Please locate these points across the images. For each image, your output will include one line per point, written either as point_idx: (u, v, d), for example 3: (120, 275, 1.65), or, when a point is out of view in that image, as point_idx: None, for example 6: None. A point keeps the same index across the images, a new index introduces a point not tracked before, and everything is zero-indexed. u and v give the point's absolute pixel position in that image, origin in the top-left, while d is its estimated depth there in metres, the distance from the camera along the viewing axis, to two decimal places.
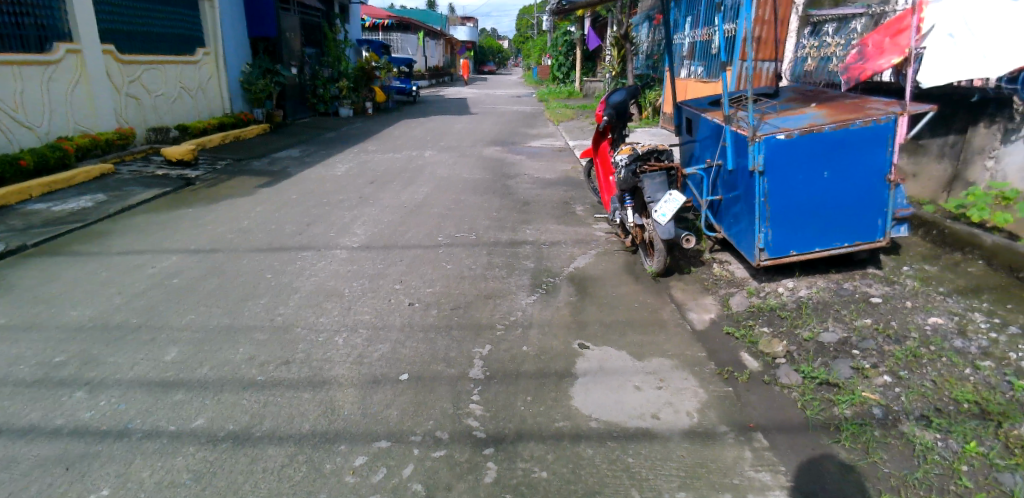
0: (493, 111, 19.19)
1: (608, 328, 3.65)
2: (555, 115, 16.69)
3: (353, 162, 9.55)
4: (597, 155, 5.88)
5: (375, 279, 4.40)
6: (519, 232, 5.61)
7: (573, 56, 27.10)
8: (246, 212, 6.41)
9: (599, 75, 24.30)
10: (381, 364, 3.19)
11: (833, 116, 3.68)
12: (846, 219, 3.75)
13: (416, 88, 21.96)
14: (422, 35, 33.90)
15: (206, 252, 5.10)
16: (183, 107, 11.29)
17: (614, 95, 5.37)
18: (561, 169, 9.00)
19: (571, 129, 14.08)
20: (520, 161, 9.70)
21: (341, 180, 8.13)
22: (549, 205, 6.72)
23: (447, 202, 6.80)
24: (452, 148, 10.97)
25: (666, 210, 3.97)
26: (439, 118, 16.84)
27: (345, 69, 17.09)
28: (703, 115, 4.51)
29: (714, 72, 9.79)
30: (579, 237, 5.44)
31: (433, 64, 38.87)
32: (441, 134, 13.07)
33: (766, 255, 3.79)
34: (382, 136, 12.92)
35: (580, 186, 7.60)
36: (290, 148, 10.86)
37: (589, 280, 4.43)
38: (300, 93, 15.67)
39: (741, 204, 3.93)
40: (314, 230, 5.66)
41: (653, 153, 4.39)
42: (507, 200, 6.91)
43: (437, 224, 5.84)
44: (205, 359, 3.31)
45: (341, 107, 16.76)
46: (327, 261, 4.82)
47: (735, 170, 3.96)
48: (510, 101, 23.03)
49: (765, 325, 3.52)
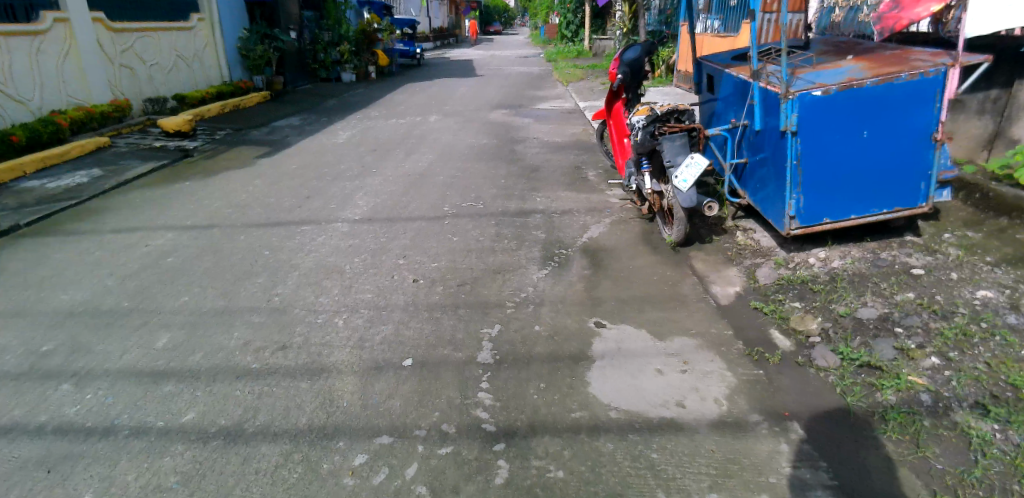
0: (501, 72, 18.67)
1: (625, 305, 3.41)
2: (563, 76, 16.18)
3: (355, 129, 9.24)
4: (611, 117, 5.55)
5: (378, 254, 4.18)
6: (529, 201, 5.33)
7: (581, 14, 26.28)
8: (245, 185, 6.17)
9: (608, 33, 23.56)
10: (383, 348, 2.98)
11: (873, 69, 3.36)
12: (885, 183, 3.46)
13: (420, 51, 21.40)
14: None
15: (202, 228, 4.88)
16: (179, 76, 11.01)
17: (628, 51, 5.01)
18: (571, 132, 8.65)
19: (581, 90, 13.62)
20: (528, 125, 9.35)
21: (343, 148, 7.84)
22: (559, 170, 6.42)
23: (453, 169, 6.52)
24: (458, 112, 10.61)
25: (687, 176, 3.72)
26: (445, 82, 16.36)
27: (346, 32, 16.64)
28: (727, 71, 4.18)
29: (732, 26, 9.33)
30: (591, 205, 5.17)
31: (438, 26, 38.01)
32: (446, 99, 12.68)
33: (797, 224, 3.53)
34: (386, 102, 12.56)
35: (592, 150, 7.28)
36: (291, 116, 10.55)
37: (603, 252, 4.18)
38: (301, 59, 15.25)
39: (770, 168, 3.65)
40: (314, 202, 5.41)
41: (673, 113, 4.04)
42: (515, 166, 6.61)
43: (442, 193, 5.59)
44: (198, 346, 3.12)
45: (343, 73, 16.39)
46: (327, 236, 4.59)
47: (763, 131, 3.66)
48: (517, 62, 22.43)
49: (796, 300, 3.29)
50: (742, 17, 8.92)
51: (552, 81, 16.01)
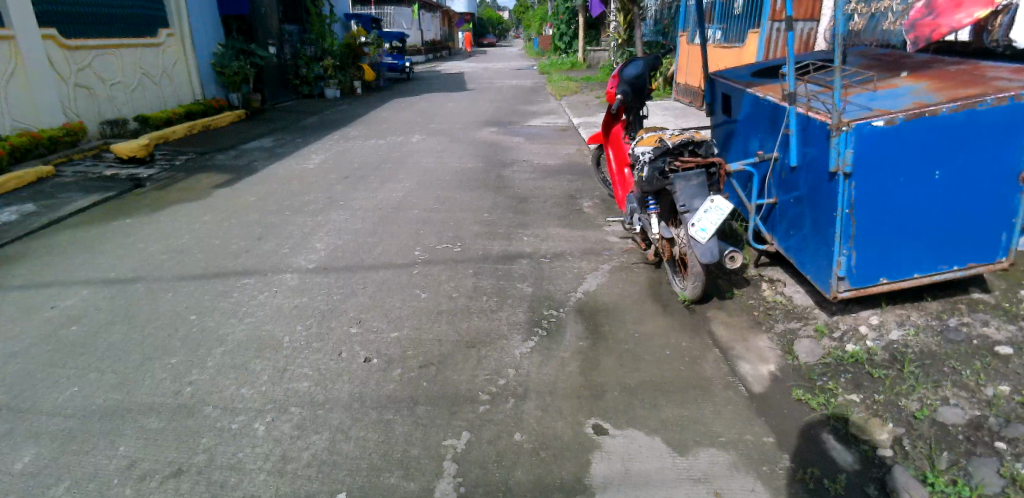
0: (492, 86, 18.00)
1: (632, 396, 2.66)
2: (557, 89, 15.52)
3: (330, 151, 8.50)
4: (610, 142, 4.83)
5: (327, 319, 3.42)
6: (515, 241, 4.59)
7: (575, 25, 25.69)
8: (193, 222, 5.41)
9: (603, 44, 23.03)
10: (311, 474, 2.22)
11: (942, 90, 2.69)
12: (959, 235, 2.74)
13: (408, 65, 20.71)
14: (417, 9, 32.38)
15: (127, 282, 4.12)
16: (145, 96, 10.30)
17: (628, 67, 4.29)
18: (565, 153, 7.94)
19: (575, 104, 12.95)
20: (518, 145, 8.64)
21: (313, 174, 7.09)
22: (550, 200, 5.68)
23: (431, 199, 5.78)
24: (443, 131, 9.89)
25: (706, 223, 2.98)
26: (434, 97, 15.67)
27: (330, 47, 15.97)
28: (751, 92, 3.48)
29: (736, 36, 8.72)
30: (588, 246, 4.43)
31: (430, 38, 37.42)
32: (433, 115, 11.99)
33: (847, 285, 2.79)
34: (369, 119, 11.85)
35: (587, 175, 6.55)
36: (264, 137, 9.82)
37: (603, 313, 3.43)
38: (281, 75, 14.50)
39: (810, 214, 2.93)
40: (265, 246, 4.65)
41: (687, 146, 3.26)
42: (501, 195, 5.87)
43: (415, 231, 4.84)
44: (68, 467, 2.34)
45: (326, 89, 15.64)
46: (270, 292, 3.82)
47: (801, 168, 2.95)
48: (510, 75, 21.78)
49: (852, 390, 2.64)
50: (747, 26, 8.29)
51: (545, 95, 15.35)
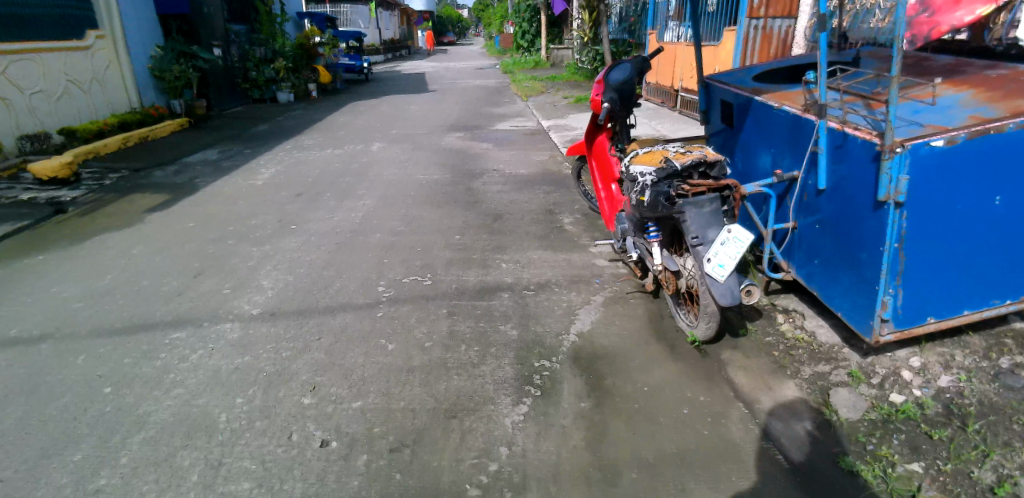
0: (454, 87, 17.40)
1: (650, 481, 2.17)
2: (522, 90, 15.04)
3: (282, 164, 7.82)
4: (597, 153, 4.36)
5: (274, 388, 2.86)
6: (492, 269, 4.07)
7: (537, 23, 25.25)
8: (119, 256, 4.73)
9: (566, 42, 22.73)
10: None
11: (998, 100, 2.32)
12: (1018, 268, 2.34)
13: (367, 66, 19.95)
14: (374, 9, 31.52)
15: (32, 341, 3.46)
16: (73, 104, 9.39)
17: (614, 71, 3.82)
18: (537, 159, 7.47)
19: (542, 105, 12.49)
20: (486, 152, 8.11)
21: (262, 192, 6.43)
22: (527, 217, 5.18)
23: (395, 219, 5.21)
24: (405, 138, 9.31)
25: (724, 257, 2.52)
26: (393, 100, 14.99)
27: (281, 48, 15.11)
28: (768, 103, 3.08)
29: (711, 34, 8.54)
30: (574, 274, 3.93)
31: (389, 39, 36.54)
32: (393, 120, 11.35)
33: (890, 328, 2.35)
34: (324, 126, 11.13)
35: (565, 186, 6.07)
36: (208, 150, 9.05)
37: (602, 360, 2.92)
38: (228, 77, 13.55)
39: (845, 244, 2.49)
40: (203, 285, 4.03)
41: (698, 168, 2.76)
42: (473, 211, 5.34)
43: (378, 260, 4.27)
44: None
45: (278, 92, 14.70)
46: (205, 353, 3.24)
47: (833, 191, 2.52)
48: (473, 75, 21.21)
49: (913, 458, 2.16)
50: (724, 25, 8.10)
51: (509, 96, 14.84)
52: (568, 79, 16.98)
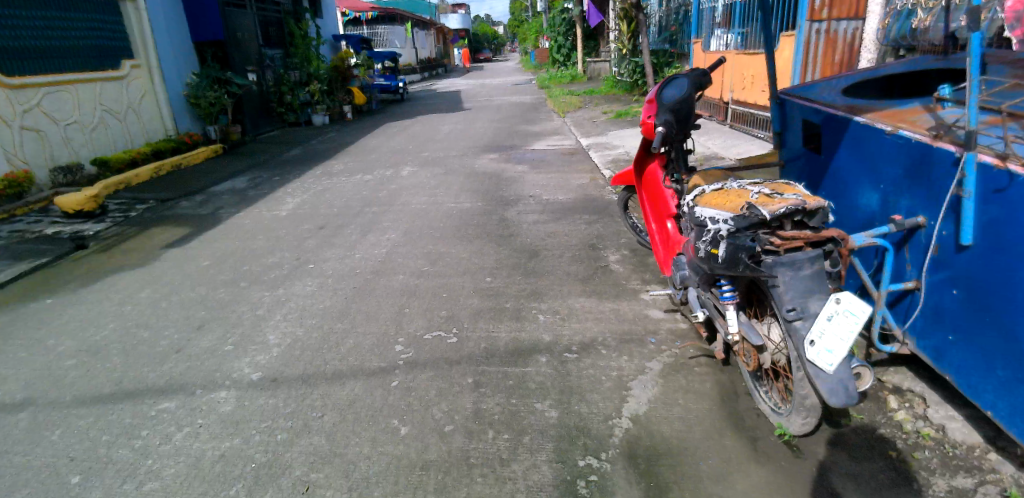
0: (490, 103, 17.03)
1: None
2: (559, 105, 14.54)
3: (308, 192, 7.48)
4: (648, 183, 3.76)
5: (264, 483, 2.37)
6: (526, 323, 3.52)
7: (573, 36, 24.79)
8: (125, 301, 4.38)
9: (604, 54, 22.19)
10: None
11: None
12: None
13: (402, 85, 19.79)
14: (411, 27, 31.62)
15: (9, 411, 3.07)
16: (107, 134, 9.34)
17: (666, 89, 3.22)
18: (576, 183, 6.91)
19: (581, 121, 11.94)
20: (522, 175, 7.60)
21: (284, 224, 6.07)
22: (566, 253, 4.63)
23: (419, 257, 4.73)
24: (437, 160, 8.90)
25: (832, 341, 1.90)
26: (428, 118, 14.69)
27: (316, 70, 15.01)
28: (876, 124, 2.43)
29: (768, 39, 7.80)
30: (625, 331, 3.36)
31: (426, 56, 36.66)
32: (426, 141, 10.99)
33: None
34: (357, 148, 10.85)
35: (607, 215, 5.49)
36: (237, 177, 8.82)
37: (666, 459, 2.35)
38: (263, 102, 13.48)
39: (1004, 322, 1.87)
40: (204, 339, 3.61)
41: (790, 216, 2.07)
42: (505, 247, 4.82)
43: (397, 309, 3.78)
44: None
45: (313, 115, 14.71)
46: (194, 427, 2.78)
47: (988, 250, 1.90)
48: (508, 90, 20.84)
49: None
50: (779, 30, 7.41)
51: (546, 112, 14.36)
52: (607, 92, 16.43)
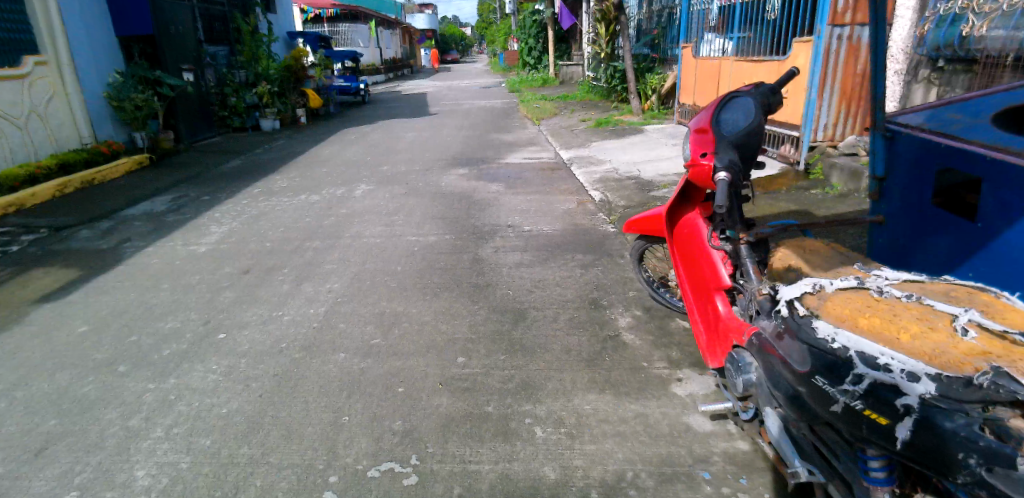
0: (457, 108, 15.92)
1: None
2: (533, 112, 13.60)
3: (241, 218, 6.25)
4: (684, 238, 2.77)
5: None
6: (517, 444, 2.44)
7: (543, 38, 23.84)
8: None
9: (575, 58, 21.37)
10: None
11: None
12: None
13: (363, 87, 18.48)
14: (374, 26, 30.23)
15: None
16: (1, 144, 7.92)
17: (728, 113, 2.20)
18: (562, 208, 5.90)
19: (557, 131, 10.96)
20: (498, 196, 6.55)
21: (202, 266, 4.87)
22: (562, 313, 3.58)
23: (369, 321, 3.62)
24: (397, 177, 7.77)
25: None
26: (390, 125, 13.50)
27: (266, 71, 13.43)
28: None
29: (779, 45, 6.90)
30: (664, 459, 2.31)
31: (391, 56, 35.26)
32: (387, 152, 9.83)
33: None
34: (307, 159, 9.62)
35: (606, 256, 4.46)
36: (161, 196, 7.53)
37: None
38: (201, 103, 11.71)
39: None
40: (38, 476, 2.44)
41: None
42: (483, 304, 3.75)
43: (332, 421, 2.72)
44: None
45: (261, 120, 13.15)
46: None
47: None
48: (477, 94, 19.74)
49: None
50: (791, 36, 6.64)
51: (519, 119, 13.34)
52: (582, 98, 15.56)
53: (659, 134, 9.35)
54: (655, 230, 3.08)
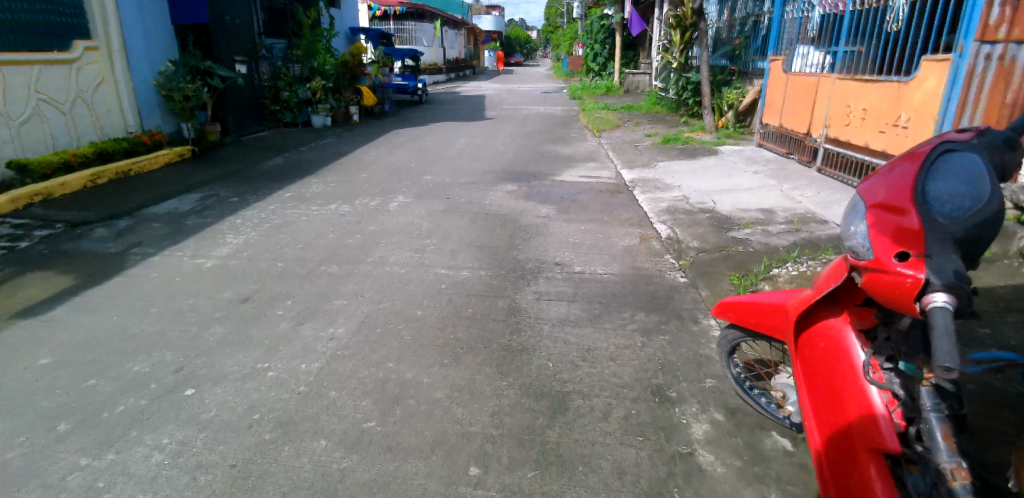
0: (515, 114, 15.19)
1: None
2: (594, 124, 12.73)
3: (262, 226, 5.63)
4: (814, 352, 2.13)
5: None
6: None
7: (610, 44, 22.86)
8: None
9: (643, 66, 20.37)
10: None
11: None
12: None
13: (420, 87, 17.99)
14: (439, 25, 29.87)
15: None
16: (42, 128, 7.60)
17: (946, 193, 1.79)
18: (622, 246, 5.03)
19: (620, 147, 10.04)
20: (547, 222, 5.73)
21: (203, 284, 4.22)
22: (616, 409, 2.72)
23: (367, 390, 2.84)
24: (440, 189, 7.07)
25: None
26: (442, 128, 12.87)
27: (322, 65, 12.84)
28: None
29: (904, 64, 5.92)
30: None
31: (453, 56, 34.91)
32: (434, 158, 9.16)
33: None
34: (351, 161, 9.05)
35: (674, 324, 3.58)
36: (190, 193, 7.03)
37: None
38: (255, 99, 11.38)
39: None
40: None
41: None
42: (513, 381, 2.93)
43: None
44: None
45: (313, 116, 12.61)
46: None
47: None
48: (536, 99, 18.98)
49: None
50: (919, 54, 5.70)
51: (578, 129, 12.49)
52: (647, 110, 14.60)
53: (736, 157, 8.32)
54: (764, 324, 2.45)
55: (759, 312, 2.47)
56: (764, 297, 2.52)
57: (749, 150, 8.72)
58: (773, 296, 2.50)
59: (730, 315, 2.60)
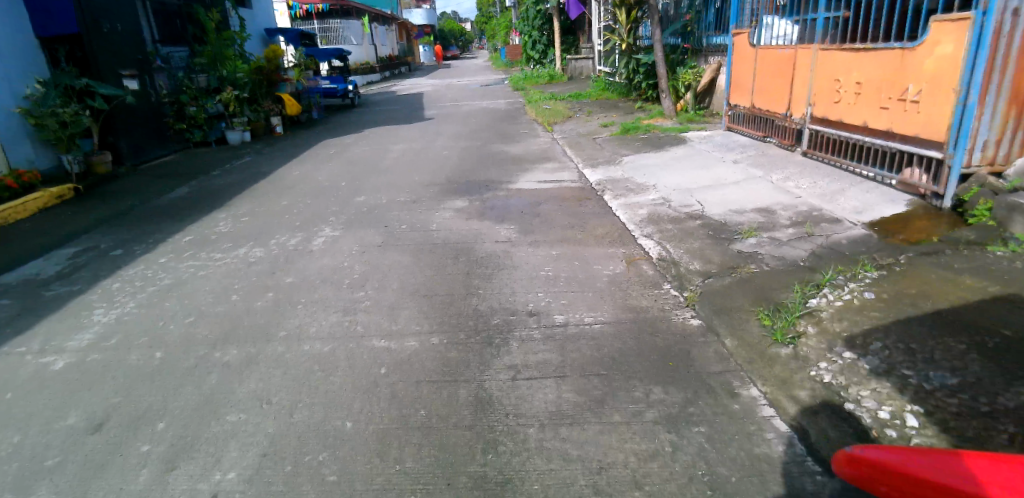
0: (456, 111, 14.02)
1: None
2: (544, 116, 11.74)
3: (147, 291, 4.39)
4: None
5: None
6: None
7: (548, 30, 21.87)
8: None
9: (585, 50, 19.48)
10: None
11: None
12: None
13: (351, 89, 16.59)
14: (367, 22, 28.23)
15: None
16: None
17: None
18: (607, 279, 4.04)
19: (577, 142, 9.09)
20: (511, 250, 4.68)
21: (43, 411, 3.02)
22: None
23: None
24: (377, 213, 5.93)
25: None
26: (377, 134, 11.61)
27: (232, 73, 11.35)
28: None
29: (907, 24, 5.06)
30: None
31: (386, 54, 33.27)
32: (370, 172, 7.97)
33: None
34: (271, 184, 7.76)
35: (711, 405, 2.61)
36: (66, 248, 5.68)
37: None
38: (155, 118, 9.87)
39: None
40: None
41: None
42: None
43: None
44: None
45: (227, 131, 11.15)
46: None
47: None
48: (478, 93, 17.82)
49: None
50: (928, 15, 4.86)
51: (527, 124, 11.48)
52: (597, 97, 13.72)
53: (708, 145, 7.53)
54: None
55: (932, 492, 1.74)
56: (932, 464, 1.80)
57: (719, 136, 7.92)
58: (948, 461, 1.78)
59: (887, 489, 1.88)
